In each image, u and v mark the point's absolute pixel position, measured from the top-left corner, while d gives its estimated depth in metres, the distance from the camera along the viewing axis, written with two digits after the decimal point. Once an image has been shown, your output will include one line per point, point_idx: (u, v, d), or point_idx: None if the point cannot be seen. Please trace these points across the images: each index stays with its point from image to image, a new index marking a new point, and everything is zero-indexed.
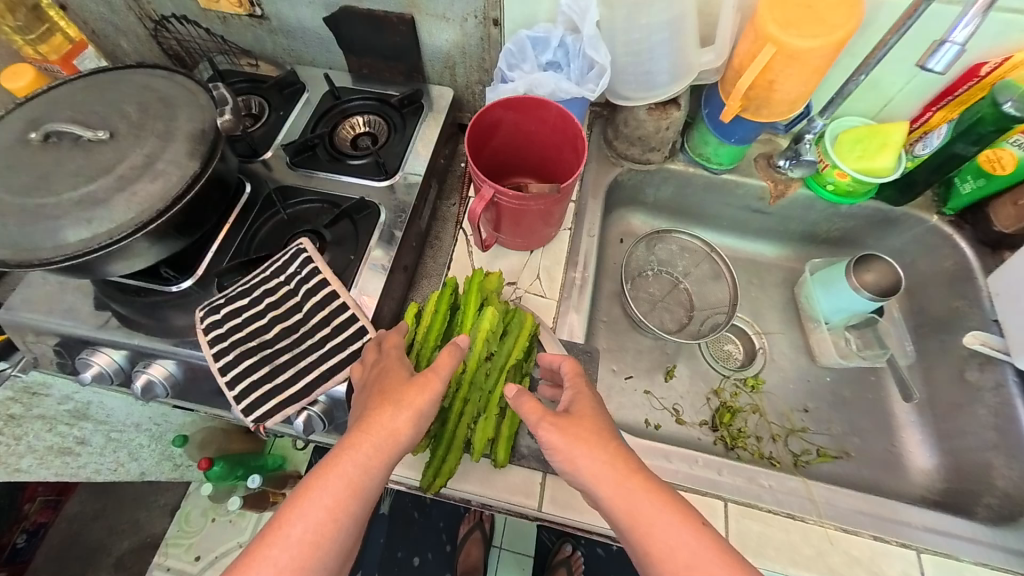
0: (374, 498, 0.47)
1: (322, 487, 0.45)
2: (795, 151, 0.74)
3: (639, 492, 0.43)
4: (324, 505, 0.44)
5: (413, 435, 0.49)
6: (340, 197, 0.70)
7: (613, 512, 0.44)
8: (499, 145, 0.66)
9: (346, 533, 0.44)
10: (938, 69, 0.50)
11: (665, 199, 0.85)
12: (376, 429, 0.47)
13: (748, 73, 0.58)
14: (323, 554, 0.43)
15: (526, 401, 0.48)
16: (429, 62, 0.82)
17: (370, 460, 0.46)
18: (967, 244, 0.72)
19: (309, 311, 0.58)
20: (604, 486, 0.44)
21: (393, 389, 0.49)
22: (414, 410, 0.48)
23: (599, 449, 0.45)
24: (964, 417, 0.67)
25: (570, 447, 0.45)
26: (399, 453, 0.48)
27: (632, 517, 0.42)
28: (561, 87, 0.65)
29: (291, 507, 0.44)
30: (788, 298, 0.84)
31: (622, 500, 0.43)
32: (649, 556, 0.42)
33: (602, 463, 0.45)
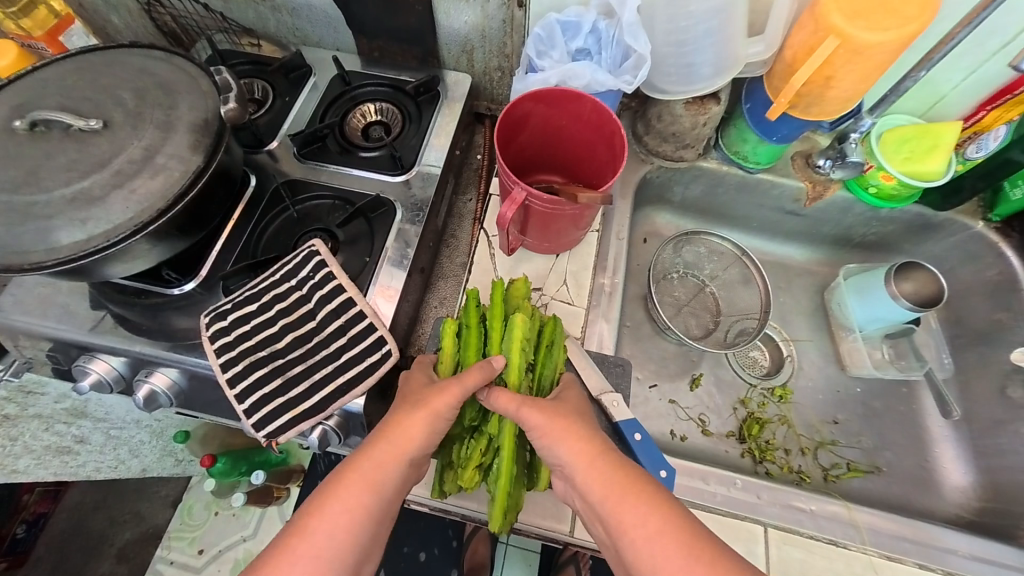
0: (389, 505, 0.44)
1: (338, 484, 0.43)
2: (840, 151, 0.69)
3: (613, 468, 0.43)
4: (339, 503, 0.41)
5: (431, 438, 0.47)
6: (353, 193, 0.65)
7: (587, 489, 0.43)
8: (525, 143, 0.62)
9: (359, 539, 0.41)
10: None
11: (693, 198, 0.80)
12: (396, 426, 0.46)
13: (805, 69, 0.54)
14: (333, 560, 0.39)
15: (501, 394, 0.48)
16: (445, 46, 0.77)
17: (387, 458, 0.45)
18: (1014, 253, 0.68)
19: (323, 319, 0.53)
20: (579, 459, 0.44)
21: (414, 390, 0.49)
22: (433, 409, 0.46)
23: (574, 425, 0.46)
24: (1005, 436, 0.64)
25: (547, 426, 0.46)
26: (416, 456, 0.46)
27: (604, 490, 0.42)
28: (598, 79, 0.60)
29: (308, 506, 0.41)
30: (817, 305, 0.81)
31: (595, 474, 0.43)
32: (621, 535, 0.40)
33: (576, 441, 0.45)
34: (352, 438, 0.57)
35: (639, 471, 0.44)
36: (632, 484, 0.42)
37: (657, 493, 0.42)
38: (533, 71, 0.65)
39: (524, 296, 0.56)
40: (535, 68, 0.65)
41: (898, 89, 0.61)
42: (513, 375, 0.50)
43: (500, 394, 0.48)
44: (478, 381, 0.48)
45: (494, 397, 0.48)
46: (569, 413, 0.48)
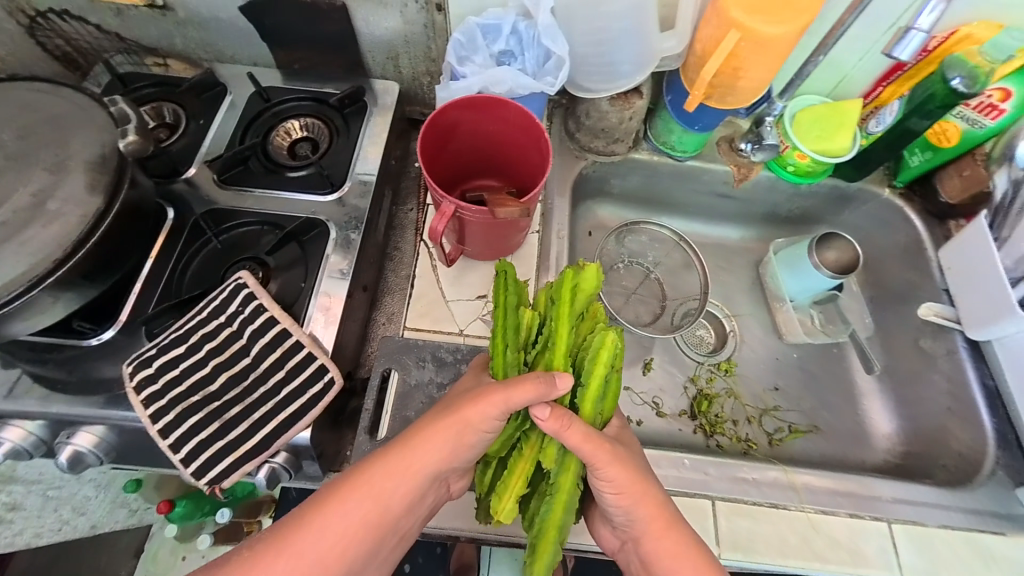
0: (391, 517, 0.47)
1: (362, 485, 0.47)
2: (757, 135, 0.73)
3: (683, 542, 0.48)
4: (344, 503, 0.46)
5: (450, 455, 0.49)
6: (283, 217, 0.63)
7: (652, 555, 0.48)
8: (459, 152, 0.62)
9: (354, 540, 0.45)
10: (904, 55, 0.52)
11: (632, 189, 0.83)
12: (421, 436, 0.48)
13: (714, 60, 0.56)
14: (327, 552, 0.44)
15: (584, 441, 0.47)
16: (370, 52, 0.76)
17: (399, 471, 0.47)
18: (917, 216, 0.75)
19: (258, 354, 0.51)
20: (652, 527, 0.48)
21: (459, 395, 0.50)
22: (462, 426, 0.48)
23: (652, 493, 0.49)
24: (922, 383, 0.70)
25: (629, 494, 0.48)
26: (429, 474, 0.48)
27: (669, 560, 0.47)
28: (520, 83, 0.60)
29: (321, 496, 0.47)
30: (753, 279, 0.86)
31: (664, 547, 0.48)
32: None
33: (653, 512, 0.48)
34: (306, 470, 0.55)
35: (705, 548, 0.48)
36: (699, 562, 0.47)
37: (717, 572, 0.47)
38: (457, 78, 0.64)
39: (593, 289, 0.51)
40: (458, 74, 0.64)
41: (803, 73, 0.65)
42: (587, 405, 0.51)
43: (574, 434, 0.47)
44: (529, 397, 0.47)
45: (568, 435, 0.47)
46: (649, 482, 0.50)
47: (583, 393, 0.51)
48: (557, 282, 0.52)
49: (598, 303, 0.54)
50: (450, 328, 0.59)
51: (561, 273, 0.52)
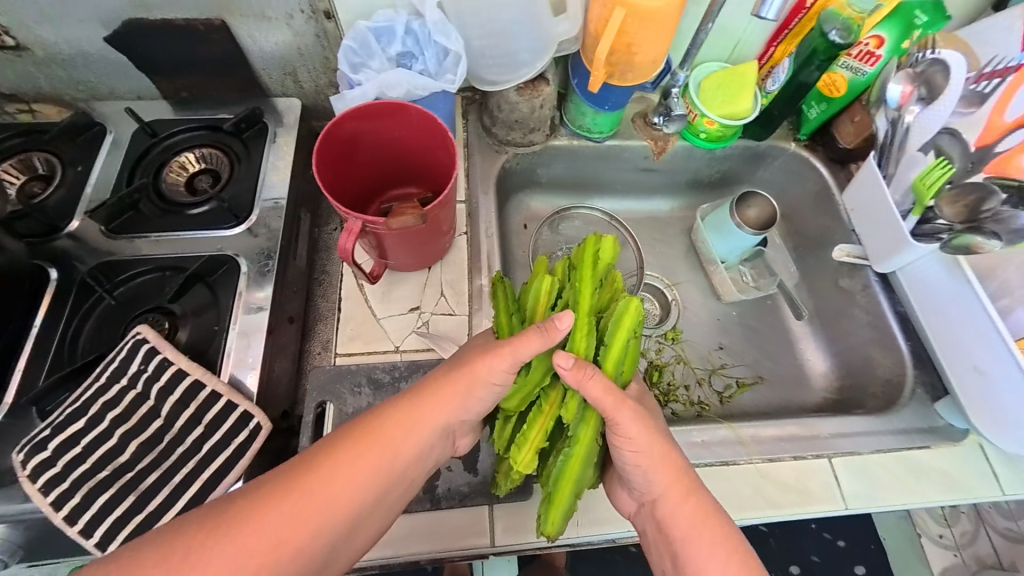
0: (399, 468, 0.44)
1: (378, 432, 0.44)
2: (667, 107, 0.75)
3: (701, 506, 0.47)
4: (352, 449, 0.42)
5: (462, 403, 0.47)
6: (186, 258, 0.58)
7: (670, 521, 0.47)
8: (370, 163, 0.59)
9: (360, 490, 0.41)
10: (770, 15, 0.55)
11: (559, 176, 0.82)
12: (438, 386, 0.47)
13: (605, 39, 0.56)
14: (333, 500, 0.40)
15: (603, 394, 0.48)
16: (265, 71, 0.73)
17: (413, 417, 0.45)
18: (823, 164, 0.79)
19: (170, 414, 0.47)
20: (670, 489, 0.47)
21: (471, 353, 0.50)
22: (476, 371, 0.47)
23: (673, 458, 0.49)
24: (846, 320, 0.74)
25: (651, 454, 0.48)
26: (441, 421, 0.46)
27: (689, 527, 0.46)
28: (417, 84, 0.56)
29: (326, 443, 0.43)
30: (687, 246, 0.88)
31: (683, 512, 0.47)
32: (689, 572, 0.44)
33: (673, 476, 0.48)
34: None
35: (723, 516, 0.47)
36: (717, 527, 0.45)
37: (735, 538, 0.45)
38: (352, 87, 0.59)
39: (612, 259, 0.56)
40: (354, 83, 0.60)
41: (697, 41, 0.66)
42: (609, 365, 0.53)
43: (596, 384, 0.47)
44: (537, 346, 0.48)
45: (588, 387, 0.48)
46: (670, 446, 0.50)
47: (605, 352, 0.53)
48: (578, 251, 0.56)
49: (618, 273, 0.58)
50: (386, 347, 0.57)
51: (581, 244, 0.56)
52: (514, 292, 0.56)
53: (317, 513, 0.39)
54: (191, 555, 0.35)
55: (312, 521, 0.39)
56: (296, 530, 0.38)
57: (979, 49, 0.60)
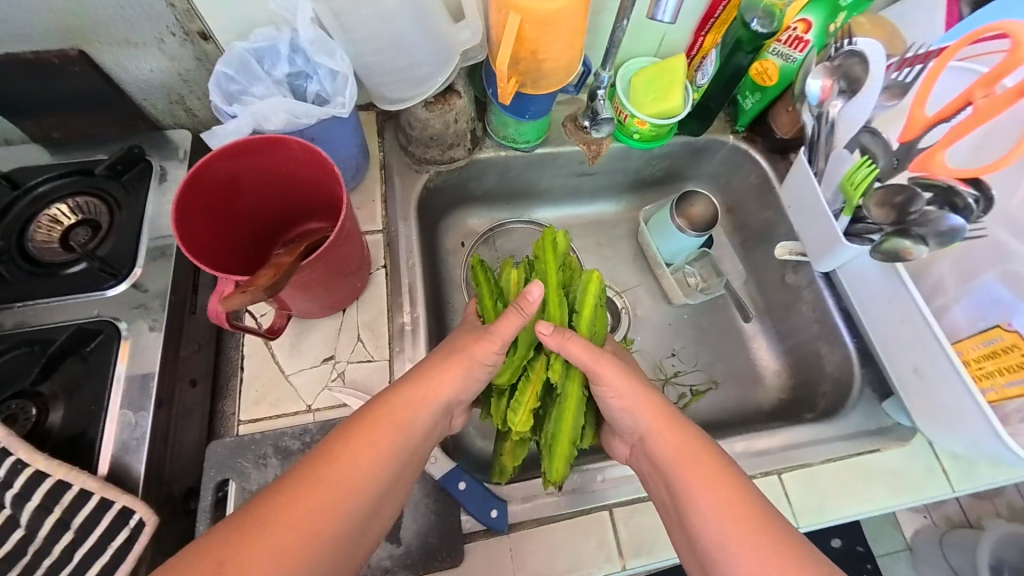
0: (414, 444, 0.46)
1: (383, 416, 0.45)
2: (593, 110, 0.70)
3: (688, 438, 0.47)
4: (366, 437, 0.44)
5: (463, 384, 0.50)
6: (53, 330, 0.52)
7: (660, 455, 0.47)
8: (257, 207, 0.51)
9: (382, 471, 0.43)
10: (667, 18, 0.51)
11: (492, 188, 0.77)
12: (431, 371, 0.49)
13: (503, 47, 0.50)
14: (357, 481, 0.42)
15: (579, 347, 0.49)
16: (148, 101, 0.65)
17: (418, 400, 0.47)
18: (762, 156, 0.75)
19: (33, 522, 0.41)
20: (655, 425, 0.48)
21: (455, 342, 0.51)
22: (467, 355, 0.50)
23: (651, 395, 0.49)
24: (795, 316, 0.72)
25: (630, 391, 0.49)
26: (443, 403, 0.49)
27: (679, 456, 0.46)
28: (297, 108, 0.49)
29: (339, 433, 0.45)
30: (635, 249, 0.84)
31: (670, 443, 0.47)
32: (687, 499, 0.44)
33: (653, 411, 0.49)
34: None
35: (712, 446, 0.47)
36: (705, 455, 0.45)
37: (725, 465, 0.45)
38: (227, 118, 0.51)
39: (566, 249, 0.58)
40: (228, 115, 0.51)
41: (615, 40, 0.60)
42: (582, 326, 0.55)
43: (575, 343, 0.49)
44: (518, 325, 0.50)
45: (570, 348, 0.49)
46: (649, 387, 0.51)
47: (578, 317, 0.55)
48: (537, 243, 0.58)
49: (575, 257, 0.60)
50: (298, 407, 0.52)
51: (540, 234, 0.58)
52: (491, 281, 0.59)
53: (344, 498, 0.41)
54: (237, 555, 0.37)
55: (341, 506, 0.41)
56: (327, 517, 0.40)
57: (906, 31, 0.58)
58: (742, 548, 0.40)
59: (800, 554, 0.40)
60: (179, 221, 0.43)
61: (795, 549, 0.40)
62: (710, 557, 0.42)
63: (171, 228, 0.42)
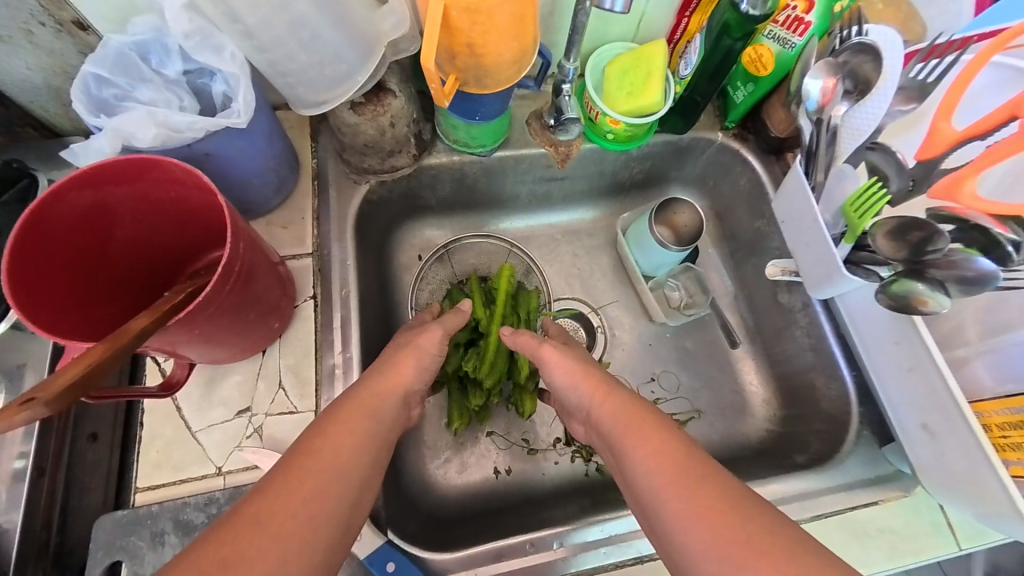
0: (384, 430, 0.41)
1: (347, 400, 0.40)
2: (557, 108, 0.60)
3: (626, 403, 0.43)
4: (339, 426, 0.38)
5: (420, 376, 0.46)
6: None
7: (602, 421, 0.44)
8: (142, 241, 0.43)
9: (358, 459, 0.37)
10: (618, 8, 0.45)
11: (447, 197, 0.68)
12: (389, 364, 0.45)
13: (429, 40, 0.41)
14: (337, 468, 0.35)
15: (523, 338, 0.51)
16: (33, 105, 0.56)
17: (384, 387, 0.42)
18: (755, 157, 0.66)
19: None
20: (593, 394, 0.45)
21: (401, 336, 0.50)
22: (417, 347, 0.47)
23: (589, 364, 0.47)
24: (787, 341, 0.64)
25: (567, 361, 0.47)
26: (406, 391, 0.44)
27: (616, 418, 0.42)
28: (177, 121, 0.40)
29: (313, 428, 0.38)
30: (613, 260, 0.75)
31: (607, 409, 0.43)
32: (629, 459, 0.39)
33: (588, 376, 0.46)
34: None
35: (653, 410, 0.43)
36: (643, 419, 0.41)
37: (664, 426, 0.40)
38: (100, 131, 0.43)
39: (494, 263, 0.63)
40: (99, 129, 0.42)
41: (577, 27, 0.50)
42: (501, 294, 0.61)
43: (523, 337, 0.51)
44: (458, 321, 0.52)
45: (519, 340, 0.51)
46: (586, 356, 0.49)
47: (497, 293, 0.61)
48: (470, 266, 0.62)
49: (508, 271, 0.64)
50: (206, 471, 0.45)
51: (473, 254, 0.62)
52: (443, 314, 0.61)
53: (335, 480, 0.35)
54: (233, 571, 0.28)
55: (334, 493, 0.34)
56: (322, 504, 0.33)
57: (925, 11, 0.46)
58: (676, 510, 0.35)
59: (767, 514, 0.34)
60: (22, 268, 0.35)
61: (762, 512, 0.34)
62: (654, 513, 0.37)
63: (2, 279, 0.33)
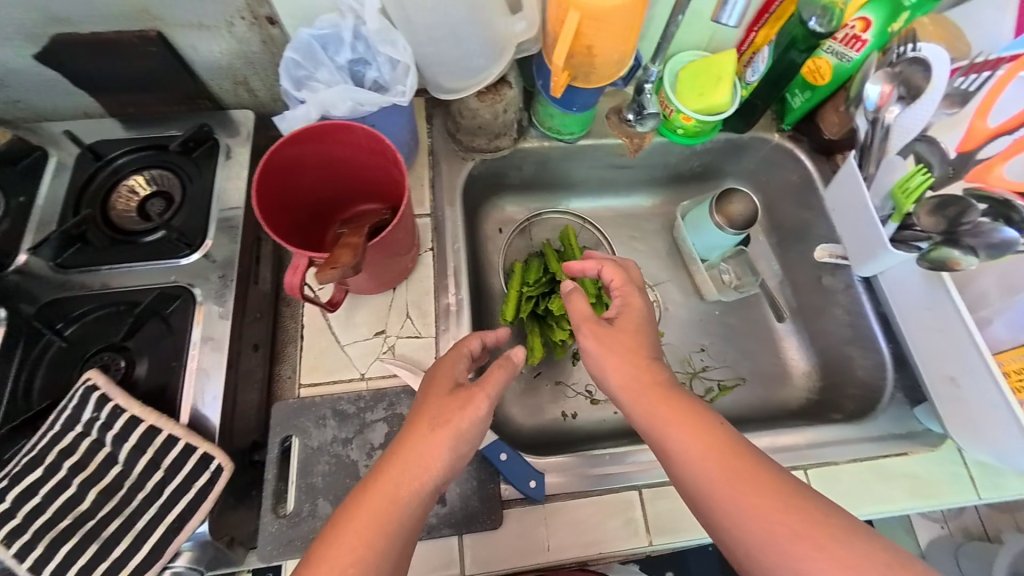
0: (405, 537, 0.39)
1: (365, 500, 0.39)
2: (639, 104, 0.71)
3: (665, 401, 0.45)
4: (351, 538, 0.37)
5: (452, 461, 0.41)
6: (137, 292, 0.56)
7: (637, 420, 0.47)
8: (313, 187, 0.55)
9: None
10: (733, 21, 0.53)
11: (530, 177, 0.79)
12: (407, 449, 0.40)
13: (561, 44, 0.52)
14: None
15: (577, 303, 0.51)
16: (213, 82, 0.70)
17: (403, 485, 0.39)
18: (806, 156, 0.75)
19: (127, 460, 0.47)
20: (625, 394, 0.47)
21: (433, 399, 0.43)
22: (454, 426, 0.41)
23: (624, 360, 0.48)
24: (826, 318, 0.72)
25: (604, 355, 0.49)
26: (431, 490, 0.40)
27: (653, 418, 0.45)
28: (362, 98, 0.52)
29: (326, 531, 0.38)
30: (668, 243, 0.84)
31: (645, 406, 0.46)
32: (671, 458, 0.44)
33: (625, 372, 0.48)
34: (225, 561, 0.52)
35: (694, 404, 0.45)
36: (681, 410, 0.44)
37: (706, 419, 0.44)
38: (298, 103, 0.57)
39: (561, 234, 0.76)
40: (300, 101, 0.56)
41: (667, 35, 0.61)
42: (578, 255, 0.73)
43: (574, 301, 0.52)
44: (502, 385, 0.44)
45: (572, 302, 0.52)
46: (625, 343, 0.49)
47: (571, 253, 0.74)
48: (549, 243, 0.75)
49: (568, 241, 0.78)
50: (351, 375, 0.56)
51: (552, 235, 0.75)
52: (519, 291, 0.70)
53: None
54: None
55: None
56: None
57: (968, 32, 0.56)
58: (731, 508, 0.40)
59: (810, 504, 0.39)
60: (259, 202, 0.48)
61: (804, 506, 0.39)
62: (700, 505, 0.42)
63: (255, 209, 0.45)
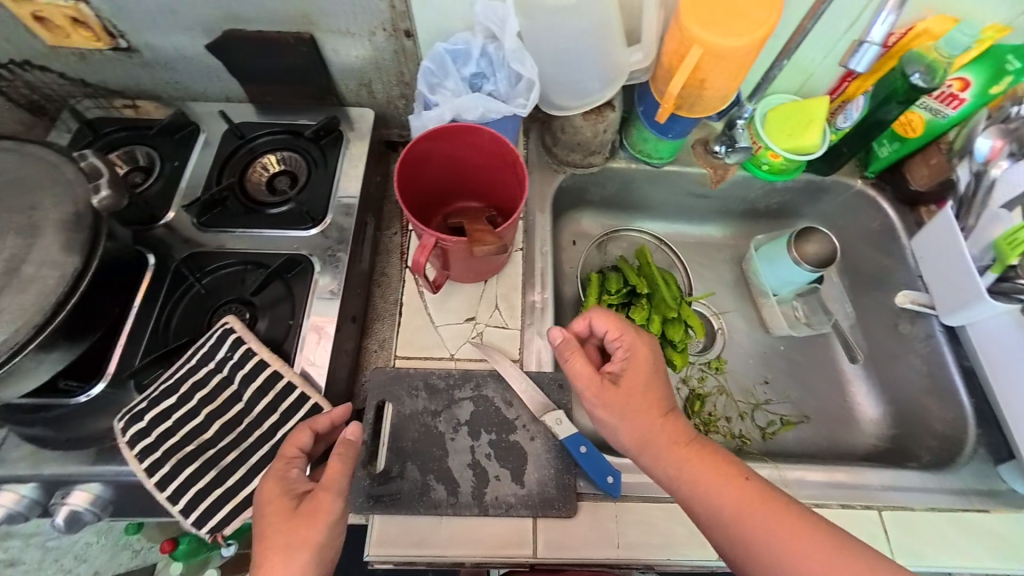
0: None
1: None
2: (730, 137, 0.74)
3: (692, 453, 0.49)
4: None
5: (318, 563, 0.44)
6: (265, 255, 0.63)
7: (661, 476, 0.49)
8: (431, 179, 0.61)
9: None
10: (860, 67, 0.55)
11: (610, 196, 0.83)
12: (280, 548, 0.43)
13: (679, 76, 0.57)
14: None
15: (578, 368, 0.51)
16: (342, 82, 0.78)
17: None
18: (890, 204, 0.76)
19: (250, 400, 0.53)
20: (648, 455, 0.49)
21: (277, 505, 0.45)
22: (312, 536, 0.44)
23: (643, 418, 0.50)
24: (899, 366, 0.72)
25: (622, 417, 0.50)
26: None
27: (681, 472, 0.48)
28: (492, 106, 0.59)
29: None
30: (737, 274, 0.86)
31: (672, 460, 0.49)
32: (700, 509, 0.47)
33: (646, 430, 0.50)
34: None
35: (715, 453, 0.49)
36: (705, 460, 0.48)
37: (730, 463, 0.49)
38: (429, 106, 0.66)
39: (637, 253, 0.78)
40: (431, 103, 0.65)
41: (769, 77, 0.64)
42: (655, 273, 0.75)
43: (575, 364, 0.51)
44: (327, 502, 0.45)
45: (573, 364, 0.52)
46: (638, 401, 0.51)
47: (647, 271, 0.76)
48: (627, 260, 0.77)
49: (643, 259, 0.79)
50: (442, 354, 0.60)
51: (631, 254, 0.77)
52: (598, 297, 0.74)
53: None
54: None
55: None
56: None
57: None
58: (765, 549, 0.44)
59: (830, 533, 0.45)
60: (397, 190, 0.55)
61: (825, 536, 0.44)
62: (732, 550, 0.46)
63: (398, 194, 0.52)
